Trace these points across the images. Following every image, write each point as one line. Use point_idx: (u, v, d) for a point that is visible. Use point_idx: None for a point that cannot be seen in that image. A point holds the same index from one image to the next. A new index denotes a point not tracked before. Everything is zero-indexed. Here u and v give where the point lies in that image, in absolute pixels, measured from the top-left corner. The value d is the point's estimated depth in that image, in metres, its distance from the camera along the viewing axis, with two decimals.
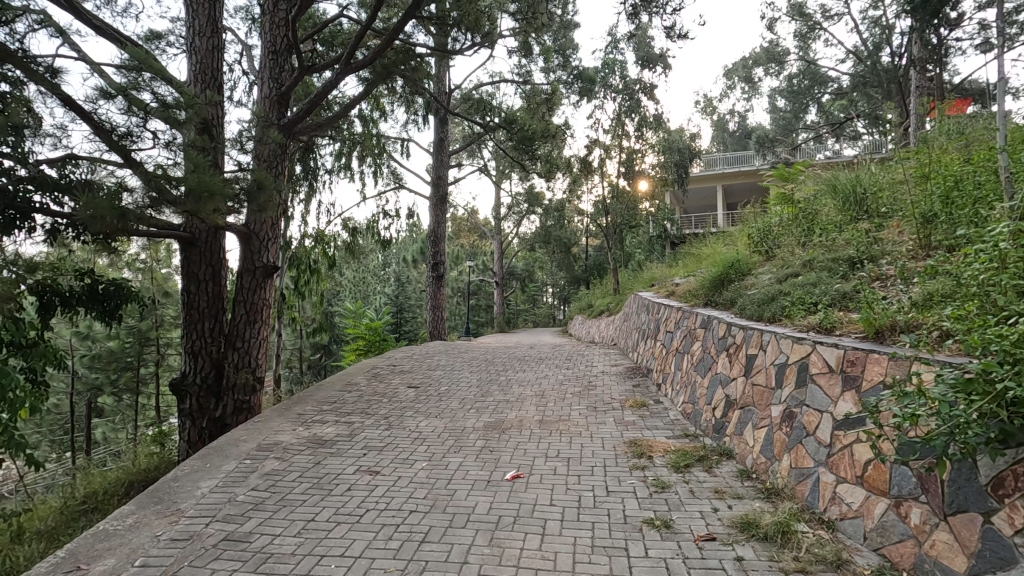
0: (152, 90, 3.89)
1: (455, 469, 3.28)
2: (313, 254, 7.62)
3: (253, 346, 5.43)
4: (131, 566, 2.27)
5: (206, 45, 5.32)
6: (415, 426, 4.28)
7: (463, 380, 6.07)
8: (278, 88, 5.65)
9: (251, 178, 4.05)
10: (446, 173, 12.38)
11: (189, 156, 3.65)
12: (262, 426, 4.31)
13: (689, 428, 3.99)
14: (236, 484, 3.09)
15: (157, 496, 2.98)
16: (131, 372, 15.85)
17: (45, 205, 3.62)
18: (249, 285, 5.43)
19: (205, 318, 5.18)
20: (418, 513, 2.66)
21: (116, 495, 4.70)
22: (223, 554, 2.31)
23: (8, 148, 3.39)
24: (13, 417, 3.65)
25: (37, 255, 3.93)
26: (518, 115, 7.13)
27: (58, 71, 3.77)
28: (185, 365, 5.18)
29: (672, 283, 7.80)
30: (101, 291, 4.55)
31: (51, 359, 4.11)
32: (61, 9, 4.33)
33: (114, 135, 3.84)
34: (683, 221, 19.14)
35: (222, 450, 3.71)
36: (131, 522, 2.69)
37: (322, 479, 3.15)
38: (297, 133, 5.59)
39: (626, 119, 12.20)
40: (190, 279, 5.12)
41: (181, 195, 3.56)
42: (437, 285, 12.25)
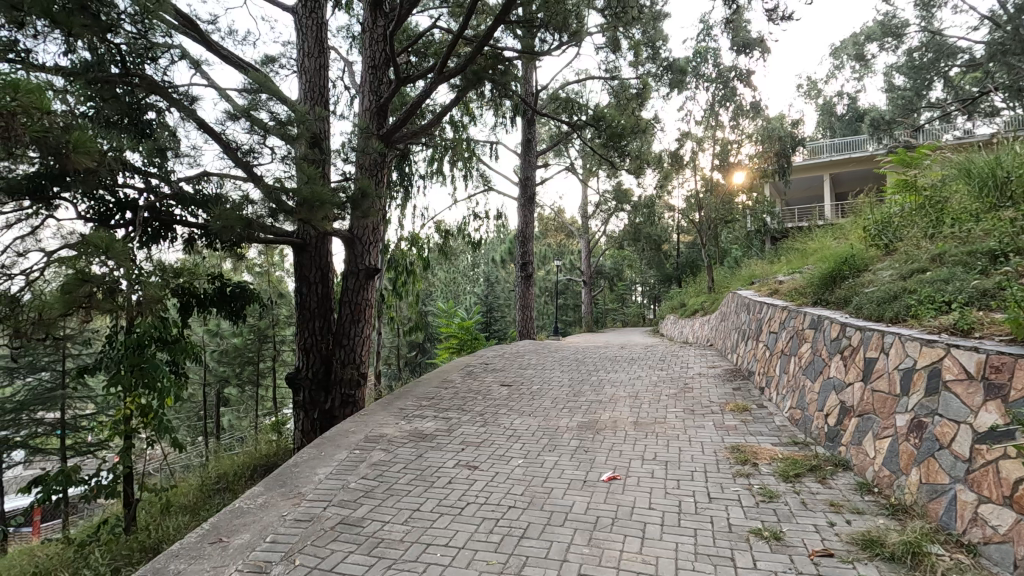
0: (269, 109, 4.26)
1: (552, 467, 3.30)
2: (410, 257, 8.00)
3: (357, 343, 5.79)
4: (262, 542, 2.50)
5: (314, 64, 5.76)
6: (509, 423, 4.37)
7: (554, 380, 6.10)
8: (378, 100, 6.00)
9: (355, 187, 4.32)
10: (533, 173, 12.48)
11: (303, 169, 3.98)
12: (368, 418, 4.60)
13: (798, 435, 3.74)
14: (348, 472, 3.32)
15: (281, 479, 3.27)
16: (252, 367, 17.51)
17: (184, 217, 4.10)
18: (354, 287, 5.80)
19: (315, 318, 5.62)
20: (516, 508, 2.72)
21: (243, 478, 5.24)
22: (340, 536, 2.50)
23: (157, 169, 3.87)
24: (161, 404, 4.17)
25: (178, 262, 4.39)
26: (607, 112, 7.03)
27: (193, 98, 4.24)
28: (299, 360, 5.66)
29: (775, 280, 7.33)
30: (229, 292, 5.10)
31: (189, 352, 4.61)
32: (195, 42, 4.88)
33: (239, 152, 4.26)
34: (786, 214, 17.90)
35: (334, 440, 4.00)
36: (261, 501, 2.97)
37: (424, 471, 3.31)
38: (395, 142, 5.89)
39: (720, 109, 11.64)
40: (302, 281, 5.58)
41: (297, 205, 3.87)
42: (527, 284, 12.36)
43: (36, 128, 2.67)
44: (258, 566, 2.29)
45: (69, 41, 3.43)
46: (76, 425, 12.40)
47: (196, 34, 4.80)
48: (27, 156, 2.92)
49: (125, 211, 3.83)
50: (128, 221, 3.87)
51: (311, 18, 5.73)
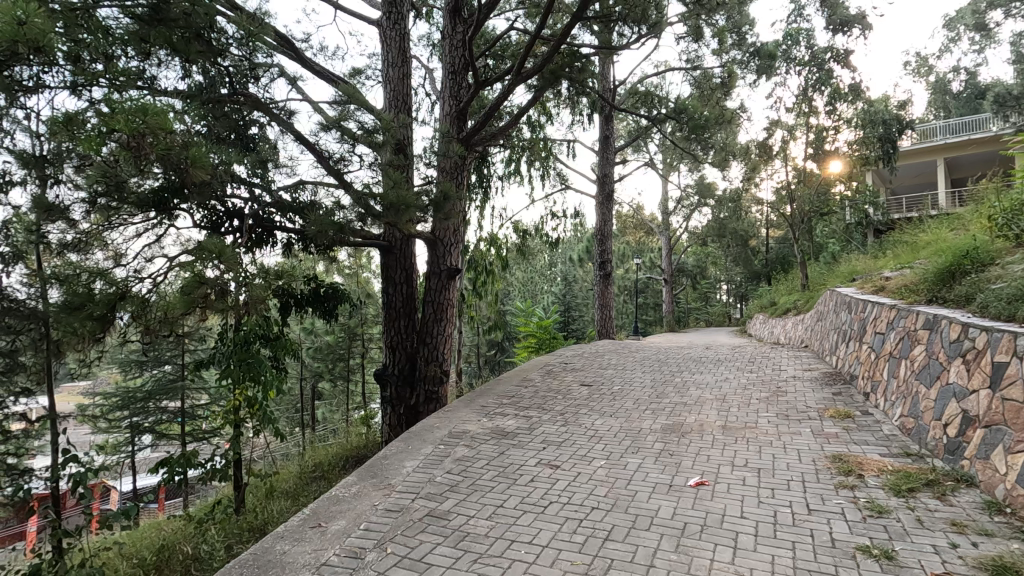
0: (357, 119, 4.49)
1: (635, 470, 3.23)
2: (489, 257, 8.13)
3: (440, 341, 5.98)
4: (357, 529, 2.64)
5: (398, 74, 6.01)
6: (590, 423, 4.33)
7: (636, 380, 5.97)
8: (457, 105, 6.15)
9: (438, 190, 4.44)
10: (612, 170, 12.28)
11: (389, 174, 4.16)
12: (452, 415, 4.73)
13: (911, 446, 3.42)
14: (434, 467, 3.43)
15: (372, 470, 3.44)
16: (343, 363, 18.53)
17: (283, 224, 4.41)
18: (436, 286, 5.97)
19: (401, 317, 5.86)
20: (600, 510, 2.69)
21: (336, 467, 5.56)
22: (428, 528, 2.59)
23: (259, 180, 4.20)
24: (265, 396, 4.51)
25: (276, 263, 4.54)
26: (689, 103, 6.76)
27: (291, 112, 4.56)
28: (386, 357, 5.93)
29: (881, 276, 6.72)
30: (322, 293, 5.44)
31: (289, 349, 4.95)
32: (292, 61, 5.25)
33: (331, 161, 4.53)
34: (892, 205, 16.38)
35: (420, 434, 4.15)
36: (355, 490, 3.13)
37: (507, 468, 3.35)
38: (475, 144, 6.01)
39: (814, 94, 10.85)
40: (388, 282, 5.84)
41: (383, 209, 4.04)
42: (605, 283, 12.16)
43: (161, 146, 2.97)
44: (353, 552, 2.41)
45: (187, 67, 3.80)
46: (193, 413, 13.72)
47: (292, 52, 5.15)
48: (153, 173, 3.27)
49: (233, 219, 4.19)
50: (235, 228, 4.23)
51: (394, 30, 5.98)
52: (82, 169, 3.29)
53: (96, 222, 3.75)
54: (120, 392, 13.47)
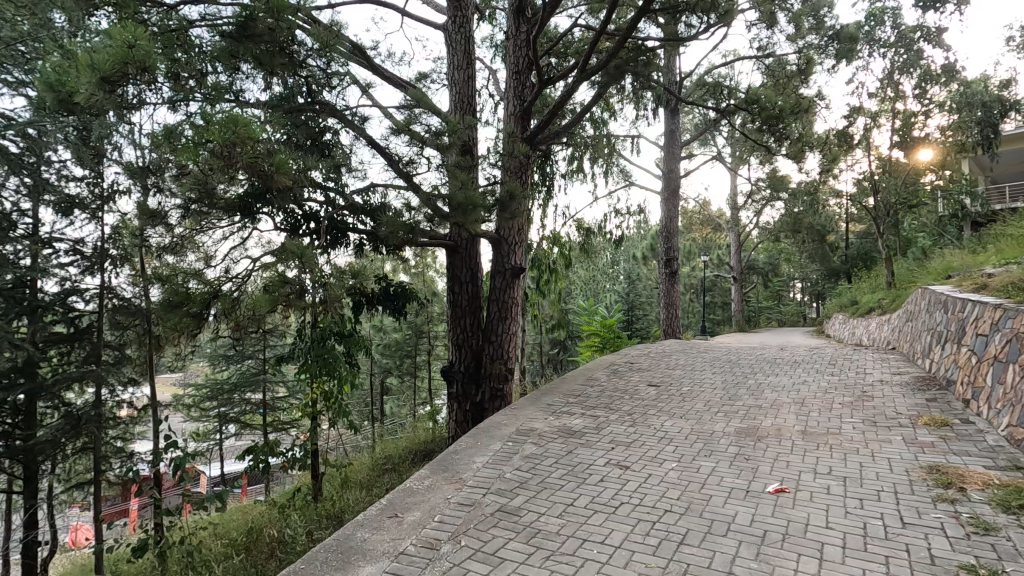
0: (425, 122, 4.62)
1: (709, 474, 3.14)
2: (552, 256, 8.12)
3: (505, 340, 5.99)
4: (431, 521, 2.71)
5: (463, 76, 6.10)
6: (659, 424, 4.24)
7: (706, 381, 5.79)
8: (521, 104, 6.18)
9: (504, 190, 4.46)
10: (677, 166, 11.94)
11: (457, 176, 4.22)
12: (519, 413, 4.77)
13: (1021, 458, 3.12)
14: (503, 463, 3.47)
15: (443, 464, 3.53)
16: (411, 360, 19.08)
17: (355, 225, 4.60)
18: (501, 285, 6.02)
19: (466, 315, 5.96)
20: (673, 513, 2.63)
21: (406, 461, 5.74)
22: (500, 523, 2.63)
23: (334, 184, 4.39)
24: (340, 390, 4.71)
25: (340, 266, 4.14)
26: (762, 93, 6.44)
27: (363, 118, 4.75)
28: (452, 355, 6.07)
29: (982, 273, 6.15)
30: (392, 292, 5.62)
31: (361, 345, 5.13)
32: (363, 69, 5.46)
33: (401, 164, 4.69)
34: (992, 195, 14.95)
35: (488, 431, 4.22)
36: (428, 483, 3.23)
37: (576, 467, 3.34)
38: (538, 143, 6.02)
39: (901, 77, 10.07)
40: (454, 280, 5.97)
41: (452, 209, 4.12)
42: (671, 281, 11.84)
43: (249, 155, 3.18)
44: (429, 543, 2.48)
45: (269, 80, 4.05)
46: (274, 404, 14.58)
47: (364, 61, 5.36)
48: (240, 181, 3.49)
49: (309, 222, 4.40)
50: (313, 230, 4.45)
51: (459, 33, 6.09)
52: (179, 179, 3.58)
53: (190, 227, 4.07)
54: (210, 384, 14.50)
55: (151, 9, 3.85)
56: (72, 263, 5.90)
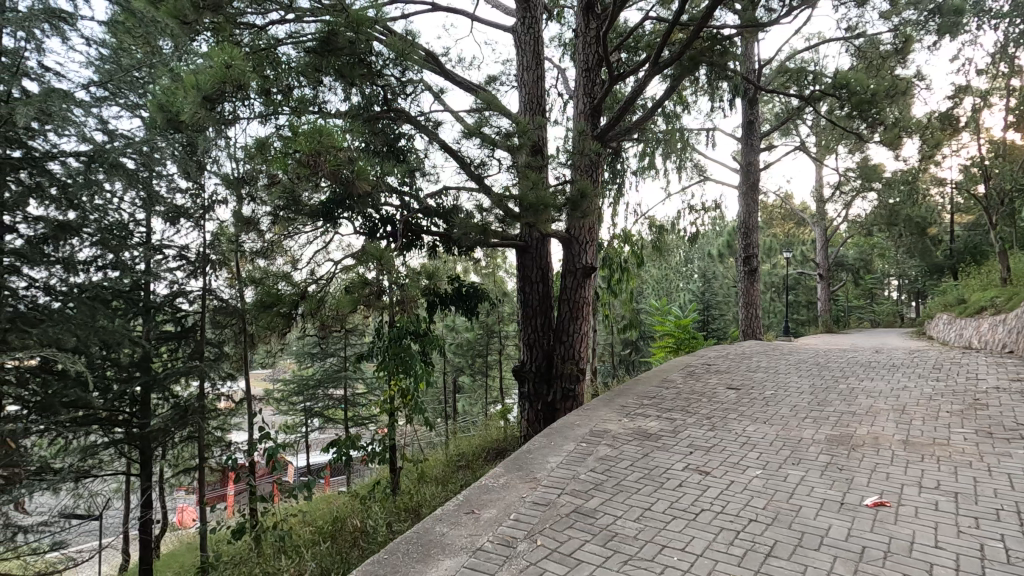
0: (495, 124, 4.67)
1: (798, 483, 2.96)
2: (623, 255, 7.96)
3: (576, 340, 5.93)
4: (507, 519, 2.73)
5: (532, 76, 6.11)
6: (741, 429, 4.06)
7: (792, 385, 5.46)
8: (591, 102, 6.10)
9: (574, 188, 4.43)
10: (756, 158, 11.36)
11: (528, 176, 4.23)
12: (591, 413, 4.71)
13: None
14: (577, 464, 3.45)
15: (518, 463, 3.55)
16: (482, 359, 19.39)
17: (428, 228, 4.72)
18: (572, 285, 5.97)
19: (537, 315, 5.97)
20: (759, 523, 2.51)
21: (479, 458, 5.83)
22: (576, 524, 2.62)
23: (408, 189, 4.54)
24: (416, 387, 4.85)
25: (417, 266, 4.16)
26: (852, 76, 6.00)
27: (436, 123, 4.87)
28: (524, 354, 6.09)
29: None
30: (464, 292, 5.72)
31: (435, 344, 5.25)
32: (436, 75, 5.61)
33: (472, 167, 4.77)
34: None
35: (562, 431, 4.20)
36: (504, 481, 3.26)
37: (653, 471, 3.26)
38: (609, 141, 5.92)
39: (1017, 50, 9.05)
40: (525, 281, 5.99)
41: (523, 210, 4.14)
42: (751, 280, 11.28)
43: (333, 163, 3.33)
44: (506, 540, 2.50)
45: (349, 91, 4.24)
46: (354, 400, 15.30)
47: (437, 67, 5.50)
48: (323, 187, 3.67)
49: (386, 225, 4.55)
50: (389, 233, 4.62)
51: (529, 34, 6.10)
52: (270, 187, 3.84)
53: (277, 233, 4.36)
54: (297, 380, 15.40)
55: (244, 30, 4.15)
56: (180, 268, 6.46)
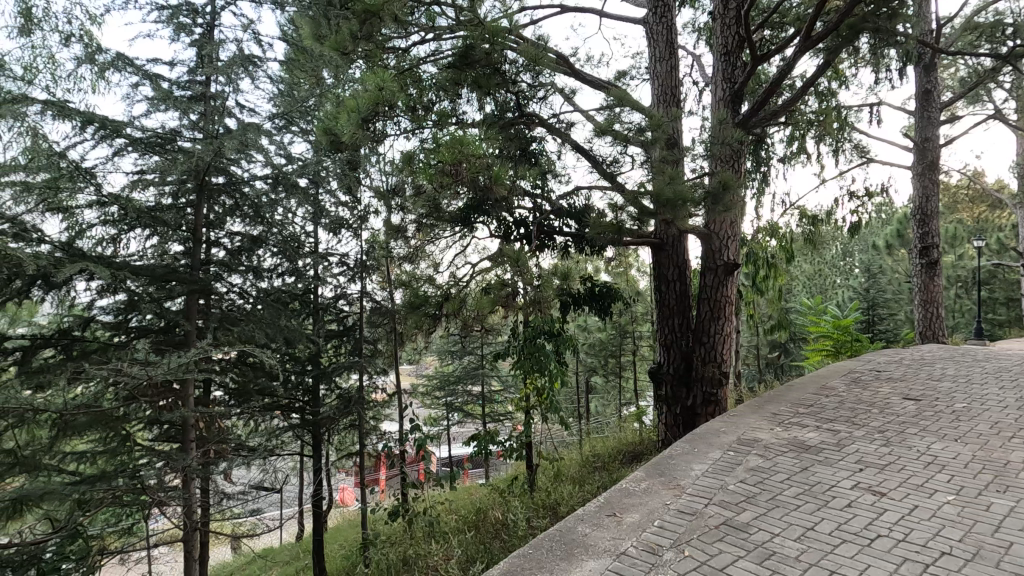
0: (628, 120, 4.56)
1: (1005, 514, 2.50)
2: (770, 249, 7.33)
3: (718, 341, 5.57)
4: (651, 525, 2.66)
5: (665, 67, 5.88)
6: (924, 446, 3.53)
7: (990, 398, 4.61)
8: (732, 87, 5.71)
9: (715, 181, 4.17)
10: (936, 133, 9.78)
11: (664, 171, 4.08)
12: (739, 420, 4.41)
13: None
14: (725, 473, 3.24)
15: (659, 468, 3.44)
16: (616, 360, 19.06)
17: (561, 228, 4.75)
18: (712, 283, 5.63)
19: (675, 315, 5.74)
20: (954, 558, 2.16)
21: (616, 460, 5.73)
22: (727, 538, 2.46)
23: (541, 191, 4.61)
24: (551, 386, 4.92)
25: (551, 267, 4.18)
26: None
27: (568, 124, 4.90)
28: (660, 356, 5.89)
29: None
30: (597, 292, 5.66)
31: (569, 344, 5.26)
32: (567, 76, 5.64)
33: (605, 165, 4.72)
34: None
35: (707, 438, 3.99)
36: (645, 486, 3.17)
37: (814, 487, 2.96)
38: (752, 127, 5.49)
39: None
40: (661, 279, 5.80)
41: (659, 206, 3.98)
42: (930, 274, 9.76)
43: (473, 170, 3.48)
44: (651, 547, 2.43)
45: (484, 101, 4.44)
46: (491, 396, 15.90)
47: (568, 68, 5.53)
48: (462, 195, 3.87)
49: (519, 228, 4.67)
50: (523, 235, 4.72)
51: (661, 24, 5.89)
52: (415, 198, 4.15)
53: (422, 239, 4.69)
54: (439, 376, 16.39)
55: (391, 55, 4.53)
56: (342, 273, 7.23)
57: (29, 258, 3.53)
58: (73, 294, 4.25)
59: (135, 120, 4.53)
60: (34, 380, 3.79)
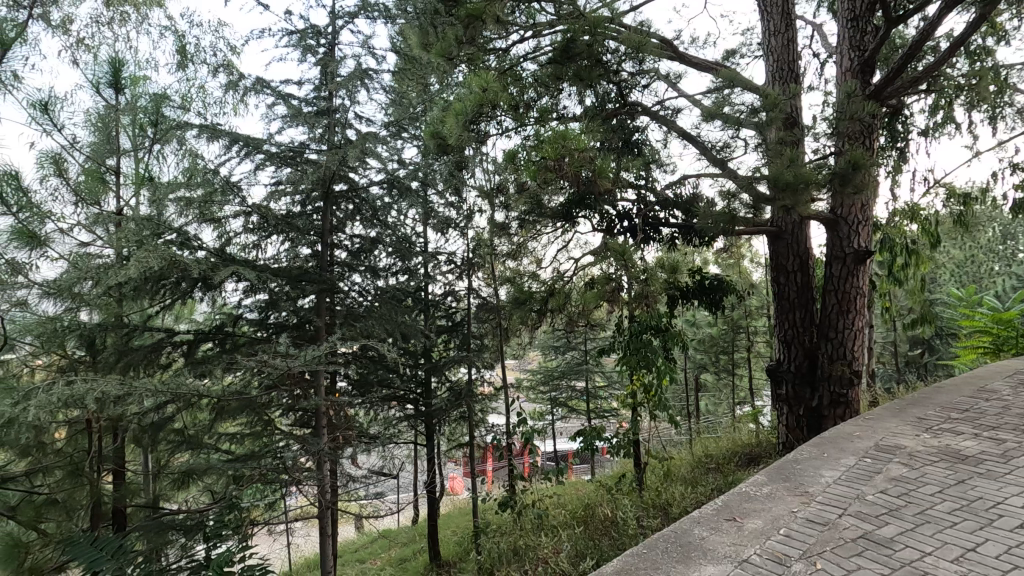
0: (739, 101, 4.29)
1: None
2: (910, 234, 6.53)
3: (848, 337, 5.07)
4: (776, 533, 2.48)
5: (781, 40, 5.44)
6: None
7: None
8: (861, 56, 5.16)
9: (843, 161, 3.79)
10: None
11: (783, 153, 3.77)
12: (876, 425, 3.99)
13: None
14: (862, 482, 2.95)
15: (784, 473, 3.20)
16: (728, 356, 18.03)
17: (667, 220, 4.57)
18: (839, 274, 5.13)
19: (795, 309, 5.31)
20: None
21: (732, 462, 5.43)
22: (866, 553, 2.24)
23: (645, 182, 4.47)
24: (659, 383, 4.76)
25: (659, 260, 4.04)
26: None
27: (674, 110, 4.70)
28: (780, 353, 5.48)
29: None
30: (707, 285, 5.37)
31: (678, 339, 5.04)
32: (672, 60, 5.41)
33: (715, 151, 4.48)
34: None
35: (837, 443, 3.65)
36: (768, 491, 2.98)
37: (974, 504, 2.60)
38: (886, 98, 4.92)
39: None
40: (780, 271, 5.39)
41: (777, 192, 3.69)
42: None
43: (576, 164, 3.44)
44: (777, 556, 2.28)
45: (585, 95, 4.40)
46: (596, 392, 15.73)
47: (673, 52, 5.31)
48: (564, 190, 3.87)
49: (622, 221, 4.56)
50: (627, 228, 4.59)
51: None
52: (518, 195, 4.20)
53: (524, 236, 4.74)
54: (543, 370, 16.51)
55: (491, 56, 4.63)
56: (449, 271, 7.51)
57: (191, 262, 4.06)
58: (224, 294, 4.82)
59: (272, 137, 5.04)
60: (197, 369, 4.36)
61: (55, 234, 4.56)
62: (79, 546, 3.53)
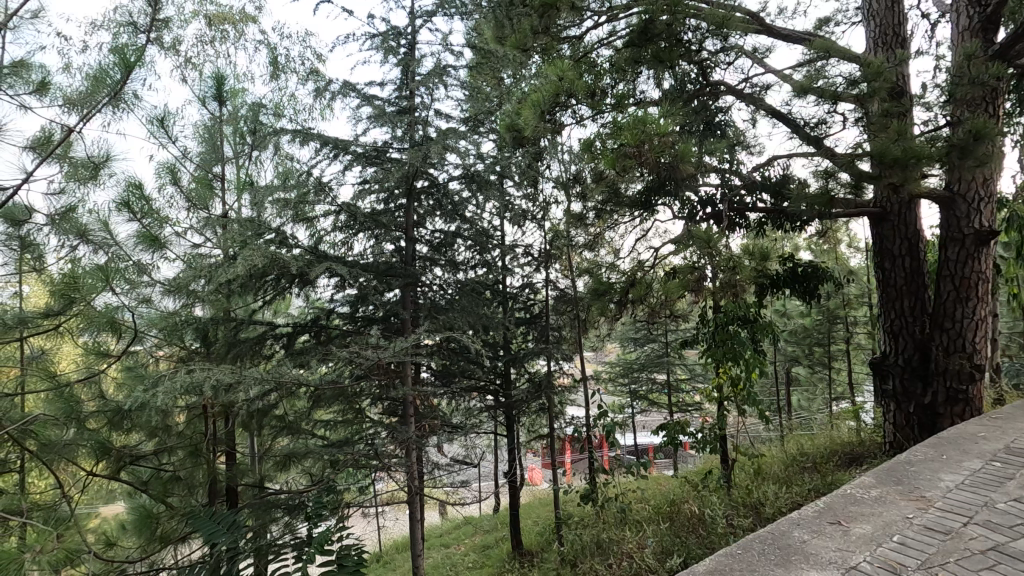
0: (835, 73, 3.96)
1: None
2: None
3: (969, 327, 4.55)
4: (888, 540, 2.29)
5: (884, 2, 4.95)
6: None
7: None
8: (982, 12, 4.60)
9: (961, 131, 3.40)
10: None
11: (889, 127, 3.44)
12: (1006, 426, 3.56)
13: None
14: (990, 488, 2.65)
15: (895, 475, 2.94)
16: (823, 348, 16.83)
17: (754, 204, 4.31)
18: (956, 257, 4.62)
19: (904, 298, 4.84)
20: None
21: (831, 461, 5.05)
22: (998, 567, 2.01)
23: (729, 165, 4.23)
24: (749, 376, 4.51)
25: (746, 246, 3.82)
26: None
27: (763, 87, 4.43)
28: (885, 345, 5.02)
29: None
30: (800, 272, 5.02)
31: (768, 331, 4.75)
32: (760, 35, 5.09)
33: (809, 128, 4.18)
34: None
35: (958, 445, 3.29)
36: (877, 494, 2.75)
37: None
38: (1014, 56, 4.35)
39: None
40: (885, 255, 4.93)
41: (883, 169, 3.38)
42: None
43: (656, 150, 3.31)
44: (891, 565, 2.09)
45: (664, 78, 4.23)
46: (677, 384, 15.24)
47: (761, 26, 4.99)
48: (644, 176, 3.74)
49: (706, 207, 4.36)
50: (710, 214, 4.38)
51: None
52: (595, 184, 4.12)
53: (602, 225, 4.64)
54: (622, 362, 16.20)
55: (566, 44, 4.57)
56: (526, 264, 7.54)
57: (289, 259, 4.33)
58: (317, 290, 5.12)
59: (358, 139, 5.27)
60: (296, 359, 4.67)
61: (173, 237, 5.04)
62: (201, 519, 3.91)
